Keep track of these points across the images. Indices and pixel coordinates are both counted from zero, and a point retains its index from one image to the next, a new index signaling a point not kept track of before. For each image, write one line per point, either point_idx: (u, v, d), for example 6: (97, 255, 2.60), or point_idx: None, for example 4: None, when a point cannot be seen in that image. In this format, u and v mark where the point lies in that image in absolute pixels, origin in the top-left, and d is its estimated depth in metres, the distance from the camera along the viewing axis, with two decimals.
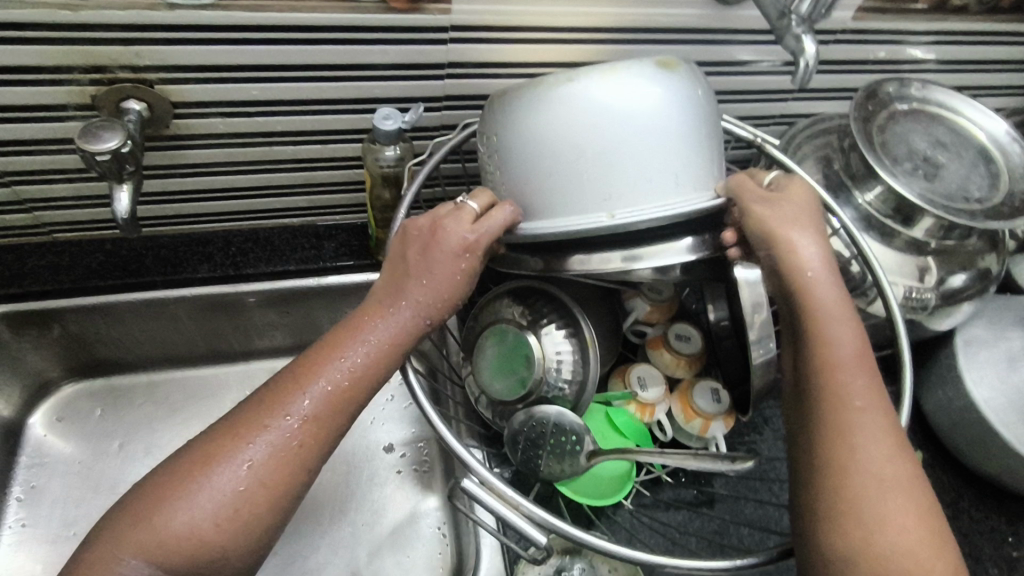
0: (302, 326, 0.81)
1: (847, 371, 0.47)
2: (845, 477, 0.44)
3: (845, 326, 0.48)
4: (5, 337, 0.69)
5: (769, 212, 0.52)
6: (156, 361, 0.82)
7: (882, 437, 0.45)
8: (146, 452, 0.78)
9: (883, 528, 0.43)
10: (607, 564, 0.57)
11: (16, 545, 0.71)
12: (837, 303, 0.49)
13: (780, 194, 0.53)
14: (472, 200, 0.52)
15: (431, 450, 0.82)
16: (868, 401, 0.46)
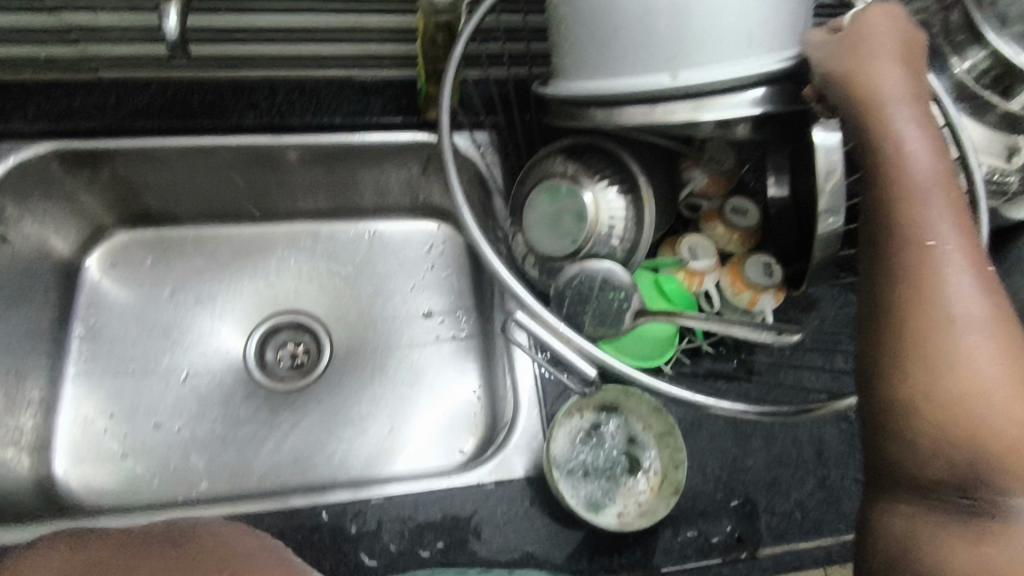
0: (342, 186, 0.81)
1: (930, 221, 0.44)
2: (924, 319, 0.42)
3: (931, 163, 0.45)
4: (57, 172, 0.70)
5: (850, 53, 0.48)
6: (203, 216, 0.83)
7: (967, 275, 0.43)
8: (197, 302, 0.81)
9: (960, 371, 0.41)
10: (642, 422, 0.59)
11: (79, 377, 0.75)
12: (921, 144, 0.45)
13: (862, 35, 0.48)
14: None
15: (470, 319, 0.83)
16: (949, 239, 0.43)
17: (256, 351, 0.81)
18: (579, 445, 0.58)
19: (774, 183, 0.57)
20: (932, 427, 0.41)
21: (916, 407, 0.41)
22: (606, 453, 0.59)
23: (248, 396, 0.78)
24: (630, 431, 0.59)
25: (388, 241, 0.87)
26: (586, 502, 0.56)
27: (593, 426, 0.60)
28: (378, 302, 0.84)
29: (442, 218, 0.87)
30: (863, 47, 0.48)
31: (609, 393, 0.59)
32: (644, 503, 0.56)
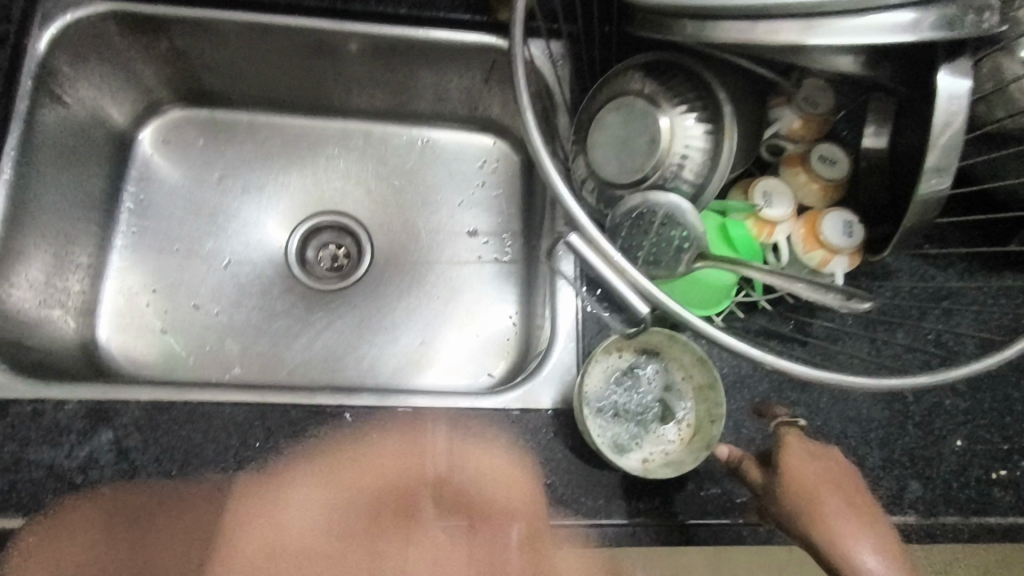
0: (400, 87, 0.77)
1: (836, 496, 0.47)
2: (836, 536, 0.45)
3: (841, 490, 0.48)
4: (115, 34, 0.68)
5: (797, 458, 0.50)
6: (256, 102, 0.80)
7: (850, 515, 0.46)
8: (244, 190, 0.80)
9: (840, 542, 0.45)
10: (682, 371, 0.56)
11: (124, 249, 0.76)
12: (840, 493, 0.47)
13: (806, 447, 0.50)
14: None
15: (515, 243, 0.80)
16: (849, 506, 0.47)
17: (297, 248, 0.80)
18: (612, 384, 0.56)
19: (872, 132, 0.51)
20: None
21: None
22: (639, 398, 0.56)
23: (288, 291, 0.78)
24: (668, 380, 0.56)
25: (441, 151, 0.83)
26: (612, 444, 0.54)
27: (632, 368, 0.57)
28: (424, 214, 0.82)
29: (499, 133, 0.82)
30: (802, 469, 0.49)
31: (651, 337, 0.56)
32: (670, 454, 0.54)
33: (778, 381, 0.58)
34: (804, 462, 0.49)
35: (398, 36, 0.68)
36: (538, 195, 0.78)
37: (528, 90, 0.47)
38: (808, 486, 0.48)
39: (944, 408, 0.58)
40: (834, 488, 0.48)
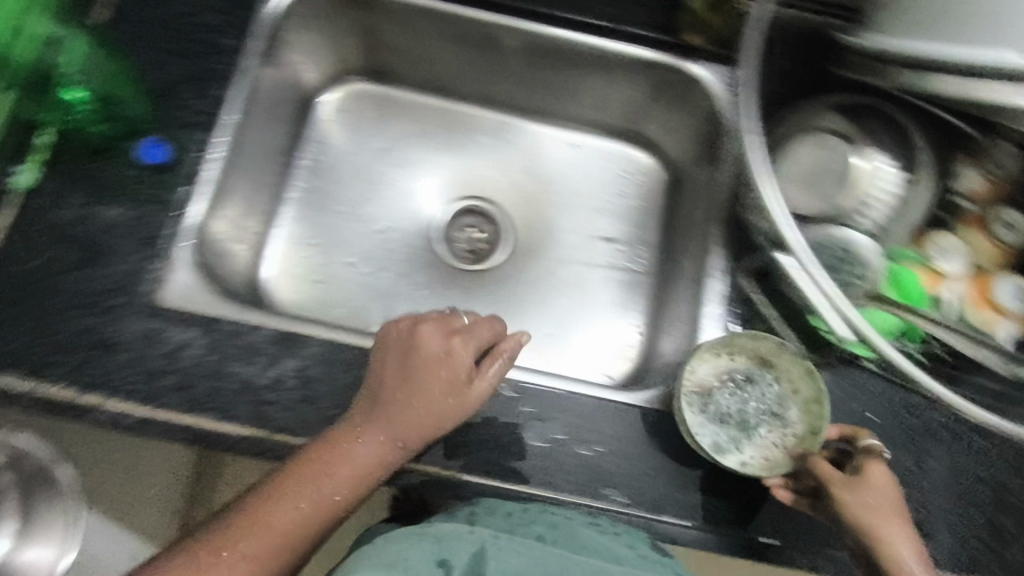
0: (569, 90, 0.81)
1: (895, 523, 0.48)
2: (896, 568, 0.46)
3: (899, 519, 0.48)
4: (332, 8, 0.75)
5: (870, 475, 0.50)
6: (429, 85, 0.86)
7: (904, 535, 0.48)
8: (405, 164, 0.86)
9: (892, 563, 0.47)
10: (791, 383, 0.58)
11: (295, 202, 0.82)
12: (899, 518, 0.48)
13: (883, 475, 0.50)
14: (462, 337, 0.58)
15: (649, 255, 0.83)
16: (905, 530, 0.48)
17: (444, 226, 0.86)
18: (720, 385, 0.59)
19: None
20: None
21: None
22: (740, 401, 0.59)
23: (430, 264, 0.83)
24: (773, 388, 0.58)
25: (589, 156, 0.87)
26: (713, 445, 0.56)
27: (740, 373, 0.59)
28: (565, 214, 0.86)
29: (648, 147, 0.85)
30: (876, 498, 0.49)
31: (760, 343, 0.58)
32: (771, 459, 0.55)
33: (916, 431, 0.58)
34: (878, 490, 0.49)
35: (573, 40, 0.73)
36: (680, 213, 0.81)
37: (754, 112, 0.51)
38: (872, 501, 0.49)
39: None
40: (891, 510, 0.48)
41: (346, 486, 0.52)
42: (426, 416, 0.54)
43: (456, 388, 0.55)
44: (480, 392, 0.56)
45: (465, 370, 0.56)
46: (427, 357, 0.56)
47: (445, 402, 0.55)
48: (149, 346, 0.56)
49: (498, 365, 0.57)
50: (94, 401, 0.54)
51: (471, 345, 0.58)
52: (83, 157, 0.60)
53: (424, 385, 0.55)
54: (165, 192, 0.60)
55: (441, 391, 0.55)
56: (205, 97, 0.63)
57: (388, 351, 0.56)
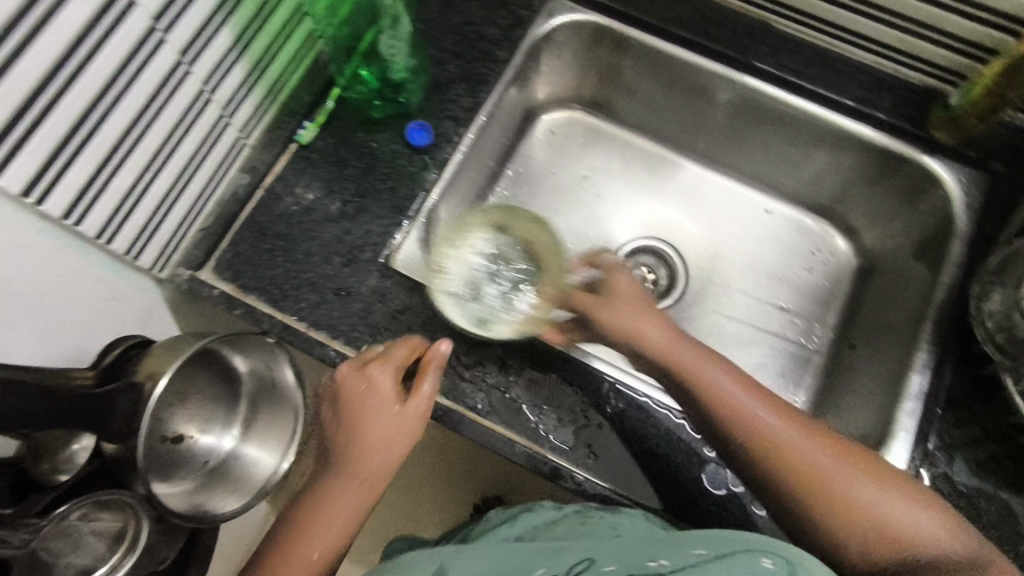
0: (783, 159, 0.83)
1: (724, 390, 0.53)
2: (760, 440, 0.51)
3: (730, 382, 0.54)
4: (589, 44, 0.81)
5: (666, 336, 0.57)
6: (641, 127, 0.90)
7: (748, 395, 0.53)
8: (599, 194, 0.90)
9: (753, 433, 0.52)
10: (519, 233, 0.67)
11: (492, 204, 0.87)
12: (732, 383, 0.54)
13: (627, 283, 0.61)
14: (388, 360, 0.55)
15: (823, 335, 0.82)
16: (748, 398, 0.53)
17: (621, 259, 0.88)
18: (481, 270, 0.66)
19: None
20: (798, 486, 0.50)
21: (794, 479, 0.50)
22: (479, 263, 0.66)
23: None
24: (501, 244, 0.67)
25: (781, 225, 0.87)
26: (476, 321, 0.62)
27: (489, 252, 0.67)
28: (743, 274, 0.86)
29: (845, 231, 0.84)
30: (614, 307, 0.59)
31: (494, 217, 0.67)
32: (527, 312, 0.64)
33: None
34: (619, 298, 0.59)
35: (800, 107, 0.75)
36: (870, 303, 0.79)
37: None
38: (703, 376, 0.54)
39: None
40: (720, 377, 0.54)
41: (340, 528, 0.53)
42: (380, 451, 0.54)
43: (391, 415, 0.54)
44: (418, 410, 0.55)
45: (394, 397, 0.55)
46: (354, 395, 0.54)
47: (394, 432, 0.54)
48: (380, 302, 0.62)
49: (428, 382, 0.55)
50: (323, 339, 0.60)
51: (389, 369, 0.55)
52: (355, 126, 0.68)
53: (366, 419, 0.54)
54: (421, 171, 0.67)
55: (387, 421, 0.54)
56: (472, 97, 0.71)
57: (332, 396, 0.55)
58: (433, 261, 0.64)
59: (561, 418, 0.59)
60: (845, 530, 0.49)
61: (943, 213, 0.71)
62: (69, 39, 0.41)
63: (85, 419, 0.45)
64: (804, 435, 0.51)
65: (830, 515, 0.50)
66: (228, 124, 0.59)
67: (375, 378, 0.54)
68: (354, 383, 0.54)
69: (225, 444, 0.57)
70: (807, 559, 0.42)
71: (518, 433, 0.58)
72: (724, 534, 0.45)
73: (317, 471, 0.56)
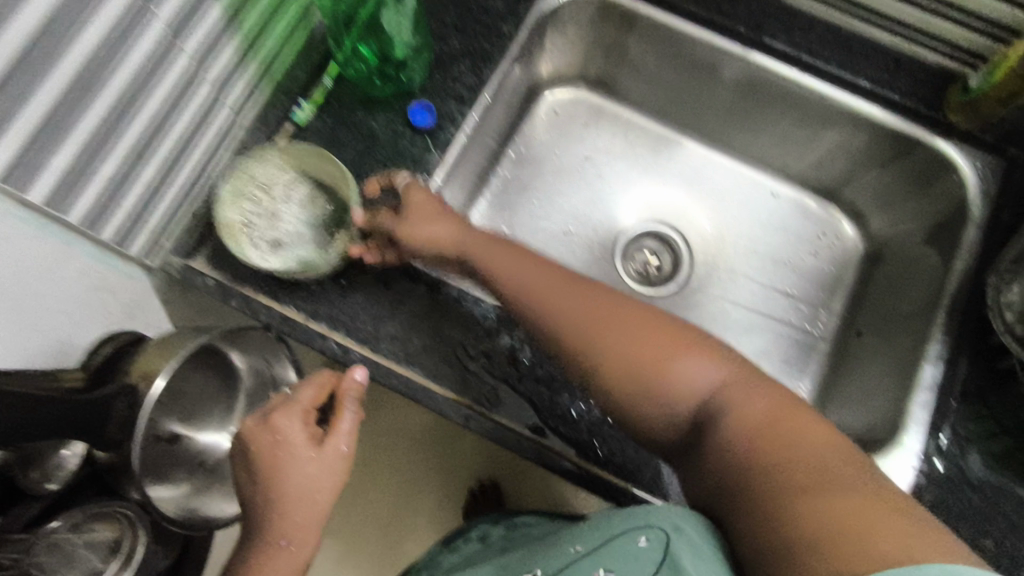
0: (792, 142, 0.81)
1: (545, 293, 0.52)
2: (581, 339, 0.49)
3: (549, 282, 0.52)
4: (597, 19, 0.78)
5: (488, 244, 0.56)
6: (646, 107, 0.87)
7: (571, 295, 0.51)
8: (602, 177, 0.87)
9: (577, 336, 0.49)
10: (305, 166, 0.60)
11: (492, 185, 0.84)
12: (553, 285, 0.52)
13: (422, 195, 0.58)
14: (296, 402, 0.53)
15: (828, 322, 0.81)
16: (572, 299, 0.51)
17: (625, 243, 0.86)
18: (273, 216, 0.59)
19: None
20: (627, 388, 0.47)
21: (622, 383, 0.47)
22: (294, 214, 0.60)
23: (606, 277, 0.84)
24: (292, 183, 0.61)
25: (786, 210, 0.86)
26: (298, 263, 0.57)
27: (279, 195, 0.60)
28: (747, 260, 0.84)
29: (852, 216, 0.83)
30: (414, 220, 0.57)
31: (288, 162, 0.61)
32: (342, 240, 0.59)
33: None
34: (413, 201, 0.59)
35: (813, 88, 0.73)
36: (876, 290, 0.78)
37: None
38: (527, 281, 0.53)
39: None
40: (543, 279, 0.53)
41: None
42: (304, 505, 0.51)
43: (309, 463, 0.51)
44: (337, 449, 0.53)
45: (307, 442, 0.52)
46: (272, 449, 0.51)
47: (316, 484, 0.52)
48: (382, 291, 0.59)
49: (345, 419, 0.53)
50: (323, 331, 0.57)
51: (293, 412, 0.53)
52: (354, 106, 0.65)
53: (284, 474, 0.51)
54: (424, 154, 0.64)
55: (306, 472, 0.51)
56: (476, 75, 0.68)
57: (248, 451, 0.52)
58: (228, 219, 0.57)
59: (571, 411, 0.58)
60: (654, 410, 0.47)
61: (956, 199, 0.69)
62: (47, 15, 0.37)
63: (76, 428, 0.50)
64: (591, 307, 0.50)
65: (631, 392, 0.47)
66: (219, 104, 0.56)
67: (283, 424, 0.52)
68: (263, 433, 0.52)
69: (221, 442, 0.62)
70: (682, 519, 0.41)
71: (526, 427, 0.57)
72: (598, 524, 0.46)
73: (247, 539, 0.52)
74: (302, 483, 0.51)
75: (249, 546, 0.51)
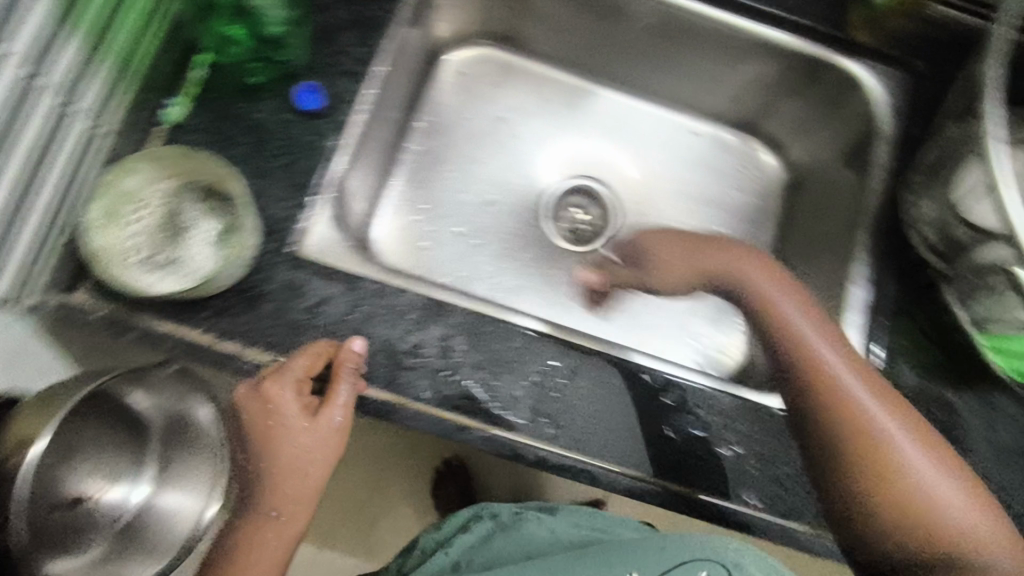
0: (707, 78, 0.79)
1: (831, 360, 0.54)
2: (865, 446, 0.51)
3: (840, 360, 0.54)
4: None
5: (762, 283, 0.61)
6: (556, 58, 0.83)
7: (862, 388, 0.53)
8: (520, 139, 0.84)
9: (849, 423, 0.51)
10: (170, 172, 0.54)
11: (404, 163, 0.79)
12: (844, 354, 0.54)
13: (663, 235, 0.65)
14: (296, 369, 0.51)
15: (760, 255, 0.81)
16: (882, 404, 0.52)
17: (550, 204, 0.84)
18: (152, 233, 0.52)
19: None
20: (865, 477, 0.50)
21: (855, 465, 0.50)
22: (177, 224, 0.54)
23: (536, 241, 0.82)
24: (162, 193, 0.54)
25: (708, 148, 0.85)
26: (194, 276, 0.51)
27: (152, 211, 0.53)
28: (675, 203, 0.83)
29: (771, 145, 0.83)
30: (654, 241, 0.65)
31: (153, 170, 0.53)
32: (234, 236, 0.53)
33: None
34: (667, 242, 0.65)
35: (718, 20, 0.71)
36: (801, 219, 0.79)
37: (996, 108, 0.45)
38: (820, 366, 0.53)
39: None
40: (841, 367, 0.53)
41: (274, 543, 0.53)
42: (300, 470, 0.53)
43: (301, 435, 0.52)
44: (331, 421, 0.53)
45: (300, 414, 0.52)
46: (271, 415, 0.51)
47: (311, 453, 0.53)
48: (294, 297, 0.55)
49: (343, 391, 0.52)
50: (235, 349, 0.53)
51: (287, 381, 0.51)
52: (231, 94, 0.58)
53: (277, 445, 0.52)
54: (318, 140, 0.59)
55: (306, 437, 0.52)
56: (364, 46, 0.62)
57: (251, 420, 0.52)
58: (98, 246, 0.50)
59: (514, 393, 0.55)
60: (895, 514, 0.49)
61: (866, 119, 0.69)
62: None
63: None
64: (905, 419, 0.52)
65: (867, 476, 0.50)
66: (70, 115, 0.50)
67: (279, 394, 0.51)
68: (263, 399, 0.51)
69: (134, 498, 0.51)
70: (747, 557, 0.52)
71: (470, 417, 0.55)
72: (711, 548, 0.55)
73: (238, 508, 0.53)
74: (292, 449, 0.52)
75: (239, 515, 0.53)
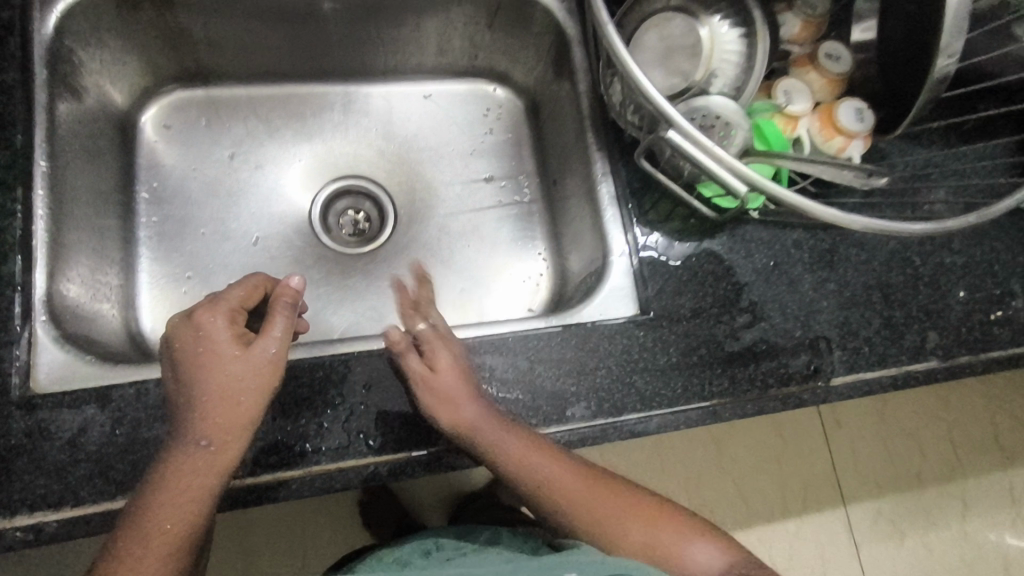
0: (404, 41, 0.79)
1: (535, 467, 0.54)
2: (627, 538, 0.53)
3: (540, 460, 0.54)
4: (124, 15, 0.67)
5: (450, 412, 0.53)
6: (255, 75, 0.79)
7: (577, 484, 0.54)
8: (258, 165, 0.79)
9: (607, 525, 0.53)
10: None
11: (142, 240, 0.73)
12: (535, 460, 0.54)
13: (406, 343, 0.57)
14: (226, 298, 0.53)
15: (533, 183, 0.83)
16: (605, 499, 0.54)
17: (319, 216, 0.80)
18: None
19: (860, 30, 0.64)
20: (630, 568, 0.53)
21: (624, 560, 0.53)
22: None
23: (319, 259, 0.79)
24: None
25: (445, 104, 0.84)
26: None
27: None
28: (435, 166, 0.83)
29: (499, 80, 0.84)
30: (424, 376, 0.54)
31: None
32: None
33: (809, 262, 0.66)
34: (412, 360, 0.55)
35: None
36: (549, 136, 0.81)
37: None
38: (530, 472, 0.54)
39: (947, 266, 0.67)
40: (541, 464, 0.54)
41: (197, 490, 0.47)
42: (233, 401, 0.49)
43: (232, 362, 0.50)
44: (266, 351, 0.51)
45: (234, 341, 0.51)
46: (201, 340, 0.50)
47: (240, 381, 0.49)
48: (42, 441, 0.49)
49: (278, 320, 0.52)
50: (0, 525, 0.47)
51: (222, 309, 0.52)
52: None
53: (206, 371, 0.49)
54: None
55: (230, 362, 0.50)
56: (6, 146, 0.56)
57: (178, 350, 0.50)
58: None
59: (323, 424, 0.54)
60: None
61: (551, 27, 0.72)
62: None
63: None
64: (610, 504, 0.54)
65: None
66: None
67: (208, 316, 0.51)
68: (195, 322, 0.51)
69: None
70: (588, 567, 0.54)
71: (288, 468, 0.53)
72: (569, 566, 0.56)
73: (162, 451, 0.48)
74: (224, 370, 0.49)
75: (165, 453, 0.48)
